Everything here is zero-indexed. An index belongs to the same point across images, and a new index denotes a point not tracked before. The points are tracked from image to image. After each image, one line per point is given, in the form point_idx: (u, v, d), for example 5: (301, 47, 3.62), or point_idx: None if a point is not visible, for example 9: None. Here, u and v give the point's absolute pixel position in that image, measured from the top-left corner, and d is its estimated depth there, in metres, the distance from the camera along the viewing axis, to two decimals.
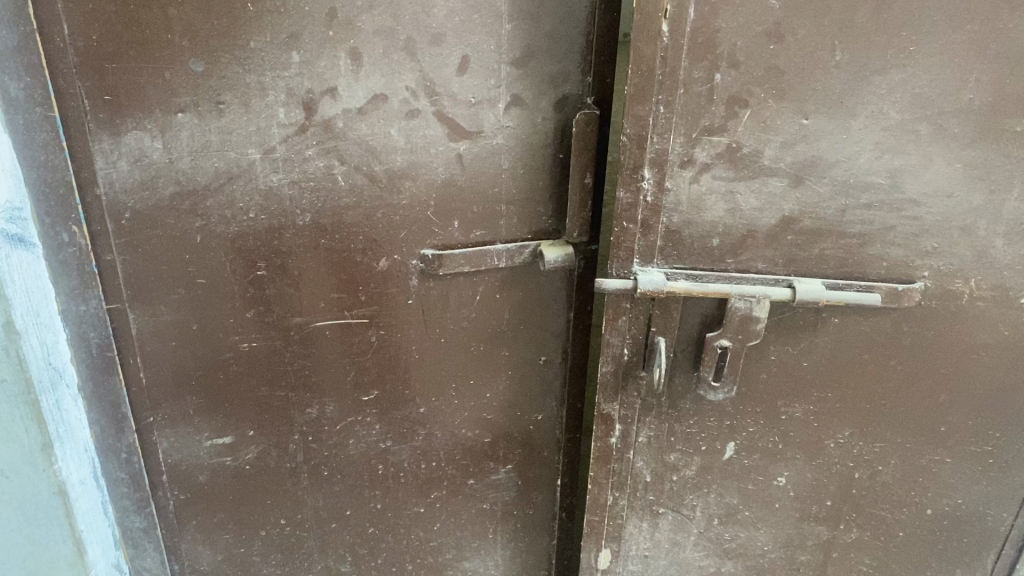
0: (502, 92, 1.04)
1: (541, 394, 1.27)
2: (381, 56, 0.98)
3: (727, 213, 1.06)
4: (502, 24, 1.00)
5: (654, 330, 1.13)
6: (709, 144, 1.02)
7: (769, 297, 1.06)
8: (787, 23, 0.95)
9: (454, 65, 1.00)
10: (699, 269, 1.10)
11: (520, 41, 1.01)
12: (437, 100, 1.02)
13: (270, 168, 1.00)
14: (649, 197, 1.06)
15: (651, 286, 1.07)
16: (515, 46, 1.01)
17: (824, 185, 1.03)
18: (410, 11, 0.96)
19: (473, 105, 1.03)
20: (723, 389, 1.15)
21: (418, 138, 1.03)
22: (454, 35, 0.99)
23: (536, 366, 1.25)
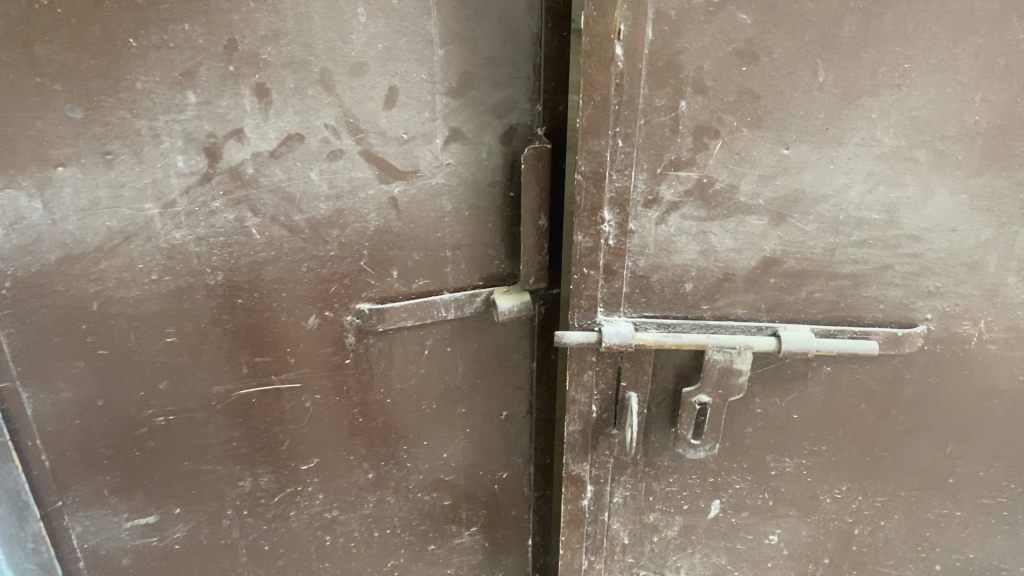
0: (439, 127, 0.90)
1: (504, 451, 1.15)
2: (293, 92, 0.85)
3: (700, 256, 0.93)
4: (433, 50, 0.86)
5: (624, 384, 1.00)
6: (677, 179, 0.89)
7: (750, 348, 0.94)
8: (760, 41, 0.82)
9: (380, 99, 0.87)
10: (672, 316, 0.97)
11: (455, 68, 0.88)
12: (363, 138, 0.89)
13: (172, 224, 0.87)
14: (611, 240, 0.92)
15: (617, 338, 0.94)
16: (449, 74, 0.88)
17: (810, 222, 0.90)
18: (325, 40, 0.83)
19: (406, 142, 0.90)
20: (704, 446, 1.03)
21: (344, 182, 0.90)
22: (378, 65, 0.86)
23: (497, 422, 1.12)
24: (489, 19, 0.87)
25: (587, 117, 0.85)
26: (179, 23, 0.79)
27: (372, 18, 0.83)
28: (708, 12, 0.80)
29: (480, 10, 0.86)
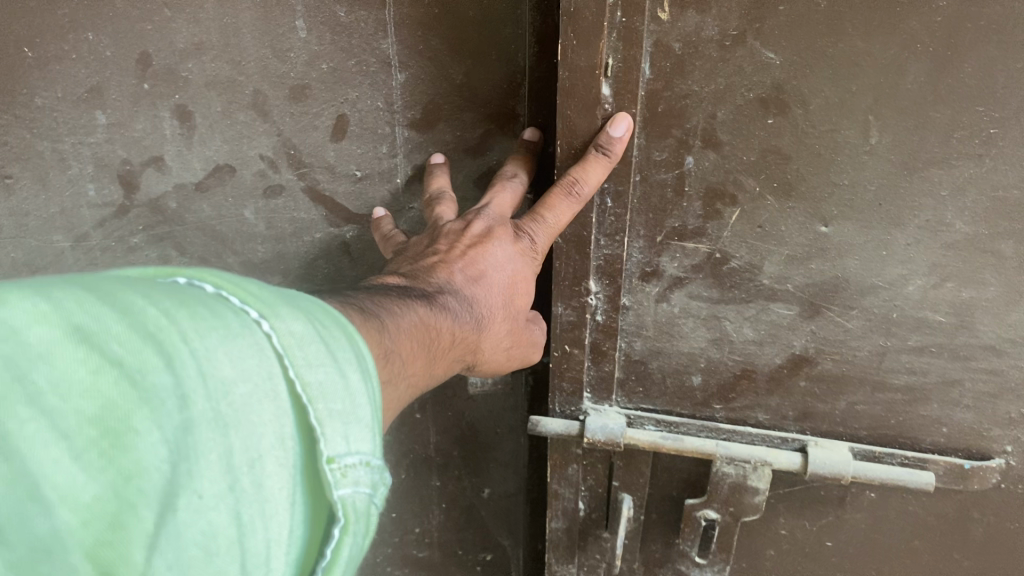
0: (400, 164, 0.74)
1: (488, 531, 1.00)
2: (221, 116, 0.73)
3: (711, 344, 0.75)
4: (390, 74, 0.70)
5: (616, 484, 0.83)
6: (682, 251, 0.71)
7: (770, 463, 0.74)
8: (793, 88, 0.62)
9: (327, 129, 0.73)
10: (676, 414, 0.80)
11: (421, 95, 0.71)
12: (306, 173, 0.75)
13: (84, 259, 0.80)
14: (599, 316, 0.76)
15: (603, 434, 0.77)
16: (412, 104, 0.71)
17: (852, 318, 0.70)
18: (257, 58, 0.70)
19: (360, 181, 0.75)
20: (713, 567, 0.84)
21: (285, 222, 0.78)
22: (323, 89, 0.71)
23: (476, 496, 0.98)
24: (462, 38, 0.68)
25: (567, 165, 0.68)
26: (83, 32, 0.69)
27: (315, 33, 0.69)
28: (723, 47, 0.62)
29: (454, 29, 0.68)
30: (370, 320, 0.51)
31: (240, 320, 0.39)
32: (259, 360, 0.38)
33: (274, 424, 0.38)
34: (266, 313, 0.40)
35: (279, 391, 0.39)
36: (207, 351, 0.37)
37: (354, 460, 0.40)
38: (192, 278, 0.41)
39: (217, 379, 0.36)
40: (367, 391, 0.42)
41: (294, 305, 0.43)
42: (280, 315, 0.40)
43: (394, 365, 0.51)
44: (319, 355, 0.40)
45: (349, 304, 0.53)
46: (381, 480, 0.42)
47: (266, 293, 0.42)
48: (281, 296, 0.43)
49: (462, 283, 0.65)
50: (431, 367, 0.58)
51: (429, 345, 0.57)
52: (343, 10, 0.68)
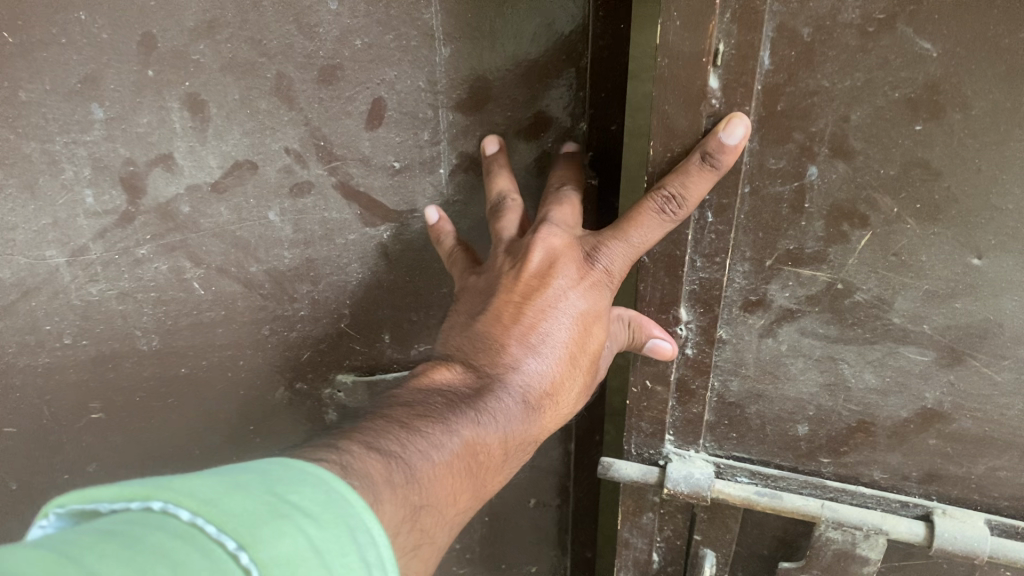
0: (443, 151, 0.67)
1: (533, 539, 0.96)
2: (239, 105, 0.63)
3: (823, 388, 0.63)
4: (433, 49, 0.61)
5: (698, 538, 0.72)
6: (796, 279, 0.59)
7: (885, 533, 0.62)
8: (952, 87, 0.48)
9: (362, 114, 0.64)
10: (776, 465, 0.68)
11: (468, 73, 0.63)
12: (339, 167, 0.67)
13: (86, 276, 0.70)
14: (690, 349, 0.64)
15: (685, 485, 0.66)
16: (456, 85, 0.63)
17: (1003, 370, 0.57)
18: (279, 37, 0.60)
19: (398, 174, 0.68)
20: None
21: (315, 224, 0.70)
22: (356, 70, 0.62)
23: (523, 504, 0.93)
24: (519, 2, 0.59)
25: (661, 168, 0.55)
26: (72, 11, 0.57)
27: (347, 3, 0.59)
28: (864, 34, 0.48)
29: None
30: (396, 474, 0.42)
31: (209, 558, 0.27)
32: None
33: None
34: (244, 540, 0.28)
35: None
36: None
37: None
38: (166, 503, 0.29)
39: None
40: None
41: (280, 505, 0.31)
42: (263, 539, 0.29)
43: (421, 517, 0.42)
44: None
45: (373, 445, 0.43)
46: None
47: (253, 502, 0.30)
48: (275, 498, 0.31)
49: (520, 358, 0.56)
50: (480, 491, 0.51)
51: (473, 470, 0.49)
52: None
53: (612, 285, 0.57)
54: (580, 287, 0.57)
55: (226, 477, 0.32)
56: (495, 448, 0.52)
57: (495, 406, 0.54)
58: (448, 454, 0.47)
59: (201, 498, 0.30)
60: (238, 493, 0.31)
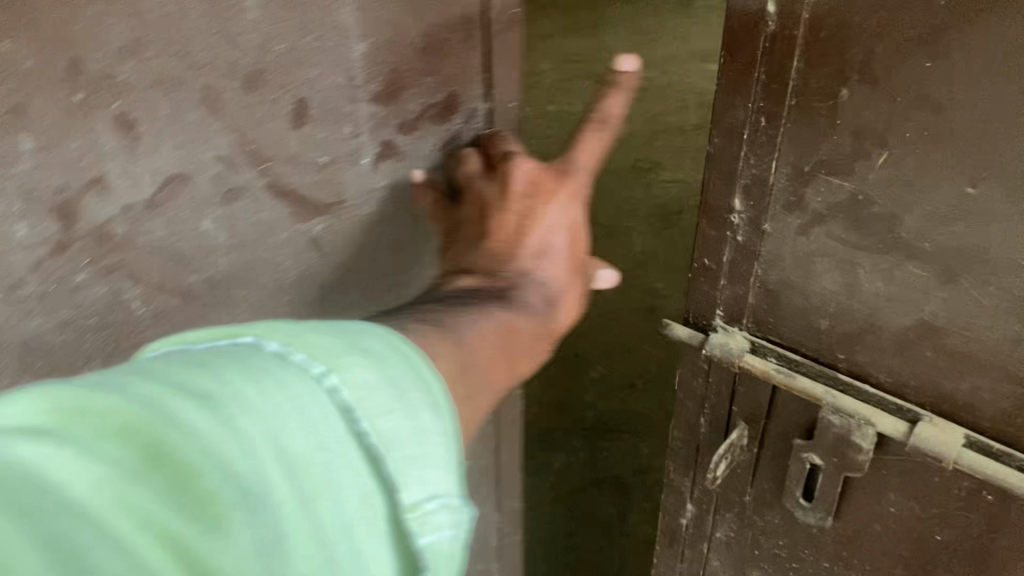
0: (361, 141, 0.73)
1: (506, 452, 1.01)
2: (170, 120, 0.60)
3: (851, 206, 0.66)
4: (349, 44, 0.67)
5: (736, 411, 0.83)
6: (824, 105, 0.63)
7: (873, 426, 0.70)
8: None
9: (287, 116, 0.66)
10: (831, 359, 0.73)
11: (387, 61, 0.71)
12: (268, 170, 0.67)
13: (16, 315, 0.57)
14: (739, 198, 0.73)
15: (719, 348, 0.78)
16: (374, 75, 0.70)
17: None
18: (207, 50, 0.59)
19: (362, 165, 0.74)
20: (815, 513, 0.80)
21: (246, 230, 0.68)
22: (279, 72, 0.64)
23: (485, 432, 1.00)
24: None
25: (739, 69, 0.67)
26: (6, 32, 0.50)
27: (269, 10, 0.61)
28: None
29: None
30: (459, 365, 0.51)
31: (303, 379, 0.36)
32: (330, 422, 0.35)
33: (359, 493, 0.35)
34: (330, 364, 0.37)
35: (352, 451, 0.36)
36: (279, 436, 0.33)
37: (436, 505, 0.38)
38: (258, 334, 0.38)
39: (291, 451, 0.33)
40: (440, 430, 0.39)
41: (348, 341, 0.40)
42: (345, 365, 0.38)
43: (472, 382, 0.51)
44: (390, 402, 0.38)
45: (442, 336, 0.52)
46: (467, 518, 0.39)
47: (331, 338, 0.39)
48: (344, 335, 0.40)
49: (535, 240, 0.70)
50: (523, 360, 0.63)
51: (507, 348, 0.59)
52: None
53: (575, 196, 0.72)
54: (572, 186, 0.72)
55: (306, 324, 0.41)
56: (525, 328, 0.64)
57: (502, 312, 0.62)
58: (479, 327, 0.57)
59: (286, 333, 0.38)
60: (310, 329, 0.40)
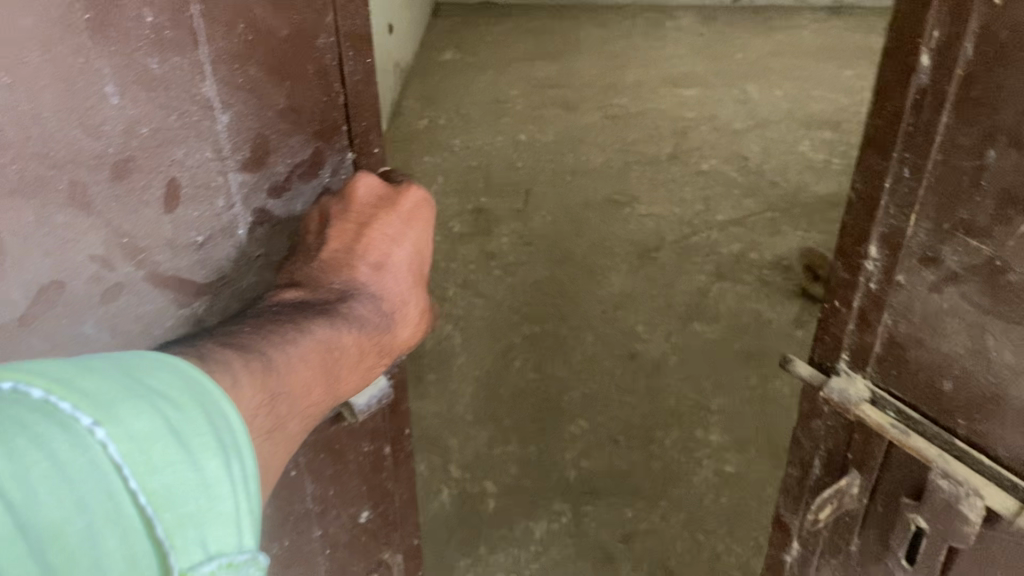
0: (237, 213, 0.79)
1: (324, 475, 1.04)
2: (10, 228, 0.62)
3: None
4: (213, 117, 0.73)
5: (890, 408, 0.84)
6: None
7: (981, 497, 0.75)
8: None
9: (160, 200, 0.72)
10: (953, 424, 0.79)
11: (250, 130, 0.76)
12: (142, 260, 0.72)
13: None
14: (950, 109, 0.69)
15: (838, 393, 0.86)
16: (241, 144, 0.76)
17: None
18: (66, 143, 0.63)
19: (201, 248, 0.77)
20: (977, 510, 0.75)
21: (131, 323, 0.74)
22: (146, 158, 0.69)
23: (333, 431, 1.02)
24: (276, 64, 0.75)
25: (910, 70, 0.71)
26: None
27: (128, 95, 0.65)
28: None
29: (259, 55, 0.73)
30: (264, 378, 0.65)
31: (68, 435, 0.45)
32: (89, 473, 0.45)
33: (122, 552, 0.45)
34: (99, 418, 0.46)
35: (119, 503, 0.45)
36: (42, 521, 0.42)
37: (216, 558, 0.48)
38: (19, 383, 0.46)
39: (38, 507, 0.43)
40: (228, 473, 0.50)
41: (133, 395, 0.49)
42: (114, 418, 0.47)
43: (280, 399, 0.66)
44: (166, 452, 0.48)
45: (252, 359, 0.65)
46: (253, 565, 0.50)
47: (96, 382, 0.48)
48: (136, 396, 0.49)
49: (362, 274, 0.82)
50: (337, 377, 0.75)
51: (328, 366, 0.73)
52: (150, 15, 0.64)
53: (412, 230, 0.85)
54: (402, 222, 0.84)
55: (88, 369, 0.50)
56: (347, 345, 0.76)
57: (320, 330, 0.74)
58: (301, 351, 0.71)
59: (56, 384, 0.47)
60: (111, 385, 0.49)
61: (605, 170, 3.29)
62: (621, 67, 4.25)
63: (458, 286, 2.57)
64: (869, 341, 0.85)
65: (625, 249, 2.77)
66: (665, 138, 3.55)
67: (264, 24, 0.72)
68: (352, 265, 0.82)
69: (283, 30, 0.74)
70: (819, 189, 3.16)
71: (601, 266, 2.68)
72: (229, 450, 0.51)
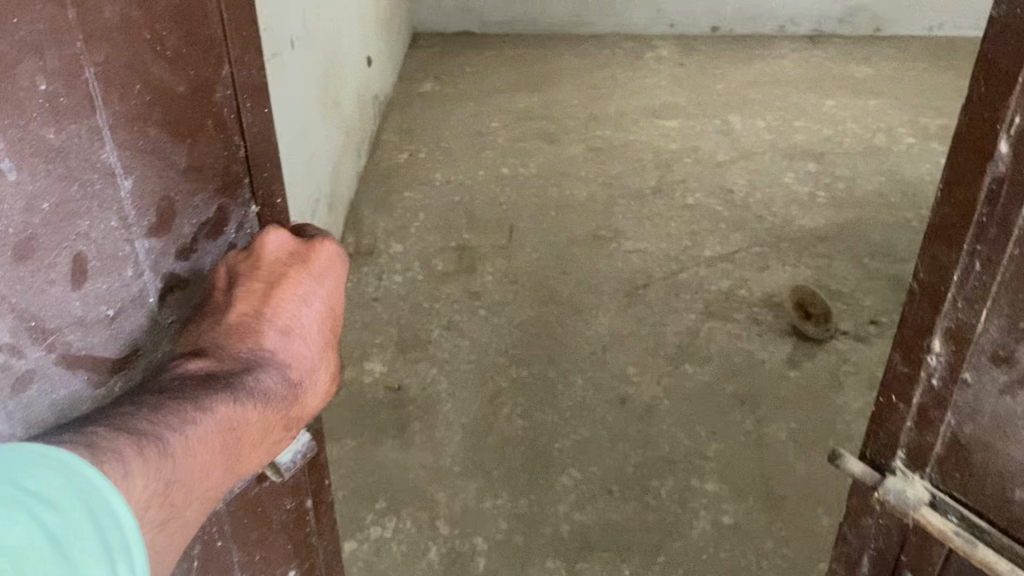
0: (146, 281, 0.83)
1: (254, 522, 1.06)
2: None
3: None
4: (116, 184, 0.76)
5: (952, 513, 0.87)
6: None
7: None
8: None
9: (68, 276, 0.75)
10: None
11: (153, 194, 0.81)
12: (53, 340, 0.76)
13: None
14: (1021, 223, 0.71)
15: (897, 497, 0.90)
16: (146, 209, 0.81)
17: None
18: None
19: (112, 323, 0.81)
20: None
21: (46, 408, 0.78)
22: (49, 234, 0.71)
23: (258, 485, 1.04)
24: (174, 124, 0.81)
25: (985, 163, 0.72)
26: None
27: (25, 169, 0.67)
28: None
29: (158, 115, 0.78)
30: (157, 465, 0.69)
31: None
32: None
33: None
34: None
35: None
36: None
37: None
38: None
39: None
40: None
41: (21, 506, 0.53)
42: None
43: (172, 481, 0.70)
44: (50, 564, 0.52)
45: (146, 445, 0.69)
46: None
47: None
48: (17, 507, 0.53)
49: (269, 342, 0.85)
50: (230, 453, 0.78)
51: (226, 441, 0.77)
52: (44, 84, 0.67)
53: (319, 290, 0.91)
54: (309, 285, 0.90)
55: None
56: (252, 417, 0.81)
57: (222, 407, 0.78)
58: (199, 433, 0.74)
59: None
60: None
61: (589, 204, 3.24)
62: (603, 98, 4.21)
63: (443, 327, 2.50)
64: (929, 437, 0.88)
65: (613, 287, 2.72)
66: (649, 171, 3.51)
67: (163, 85, 0.78)
68: (260, 331, 0.85)
69: (180, 87, 0.80)
70: (807, 223, 3.13)
71: (588, 306, 2.62)
72: (113, 551, 0.57)
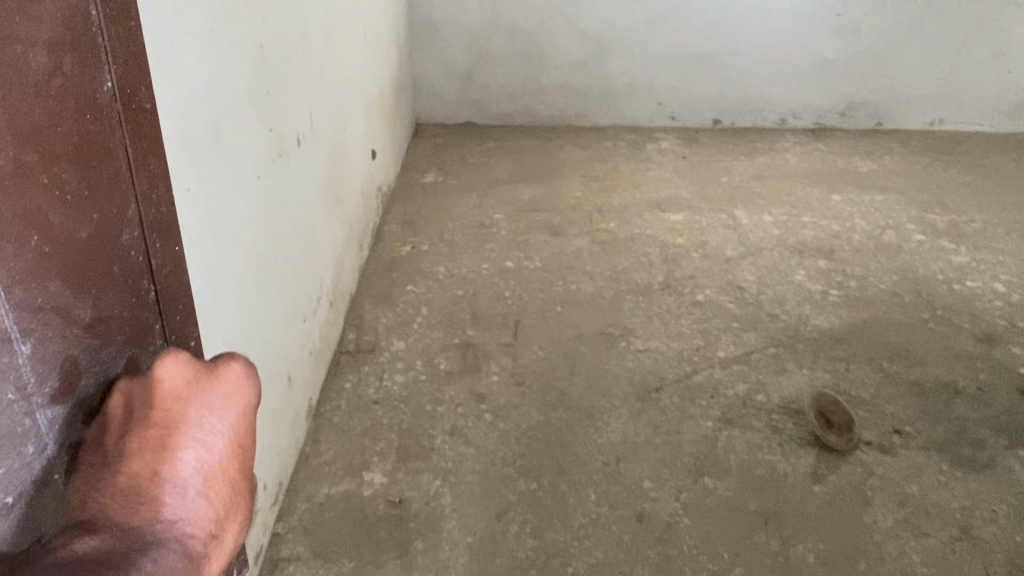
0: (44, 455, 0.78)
1: None
2: None
3: None
4: (15, 350, 0.72)
5: None
6: None
7: None
8: None
9: None
10: None
11: (53, 356, 0.78)
12: None
13: None
14: None
15: None
16: (46, 375, 0.77)
17: None
18: None
19: (13, 507, 0.75)
20: None
21: None
22: None
23: None
24: (78, 273, 0.81)
25: None
26: None
27: None
28: None
29: (63, 264, 0.78)
30: None
31: None
32: None
33: None
34: None
35: None
36: None
37: None
38: None
39: None
40: None
41: None
42: None
43: None
44: None
45: None
46: None
47: None
48: None
49: (171, 506, 0.83)
50: None
51: None
52: None
53: (225, 434, 0.89)
54: (210, 429, 0.88)
55: None
56: None
57: None
58: None
59: None
60: None
61: (596, 299, 3.15)
62: (607, 190, 4.16)
63: (447, 433, 2.37)
64: None
65: (624, 390, 2.60)
66: (658, 266, 3.43)
67: (63, 228, 0.78)
68: (160, 495, 0.82)
69: (82, 231, 0.81)
70: (821, 323, 3.04)
71: (599, 410, 2.50)
72: None
